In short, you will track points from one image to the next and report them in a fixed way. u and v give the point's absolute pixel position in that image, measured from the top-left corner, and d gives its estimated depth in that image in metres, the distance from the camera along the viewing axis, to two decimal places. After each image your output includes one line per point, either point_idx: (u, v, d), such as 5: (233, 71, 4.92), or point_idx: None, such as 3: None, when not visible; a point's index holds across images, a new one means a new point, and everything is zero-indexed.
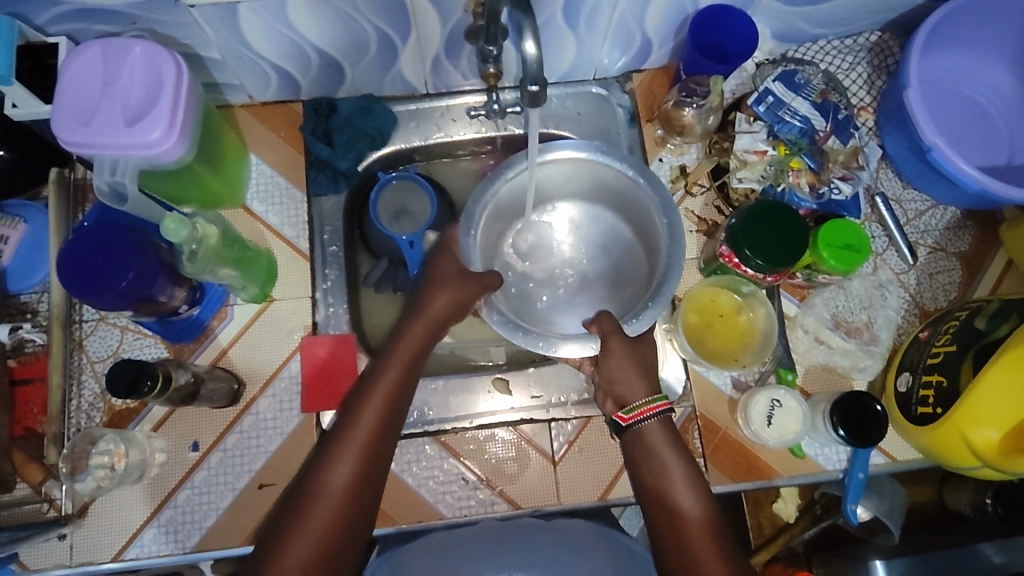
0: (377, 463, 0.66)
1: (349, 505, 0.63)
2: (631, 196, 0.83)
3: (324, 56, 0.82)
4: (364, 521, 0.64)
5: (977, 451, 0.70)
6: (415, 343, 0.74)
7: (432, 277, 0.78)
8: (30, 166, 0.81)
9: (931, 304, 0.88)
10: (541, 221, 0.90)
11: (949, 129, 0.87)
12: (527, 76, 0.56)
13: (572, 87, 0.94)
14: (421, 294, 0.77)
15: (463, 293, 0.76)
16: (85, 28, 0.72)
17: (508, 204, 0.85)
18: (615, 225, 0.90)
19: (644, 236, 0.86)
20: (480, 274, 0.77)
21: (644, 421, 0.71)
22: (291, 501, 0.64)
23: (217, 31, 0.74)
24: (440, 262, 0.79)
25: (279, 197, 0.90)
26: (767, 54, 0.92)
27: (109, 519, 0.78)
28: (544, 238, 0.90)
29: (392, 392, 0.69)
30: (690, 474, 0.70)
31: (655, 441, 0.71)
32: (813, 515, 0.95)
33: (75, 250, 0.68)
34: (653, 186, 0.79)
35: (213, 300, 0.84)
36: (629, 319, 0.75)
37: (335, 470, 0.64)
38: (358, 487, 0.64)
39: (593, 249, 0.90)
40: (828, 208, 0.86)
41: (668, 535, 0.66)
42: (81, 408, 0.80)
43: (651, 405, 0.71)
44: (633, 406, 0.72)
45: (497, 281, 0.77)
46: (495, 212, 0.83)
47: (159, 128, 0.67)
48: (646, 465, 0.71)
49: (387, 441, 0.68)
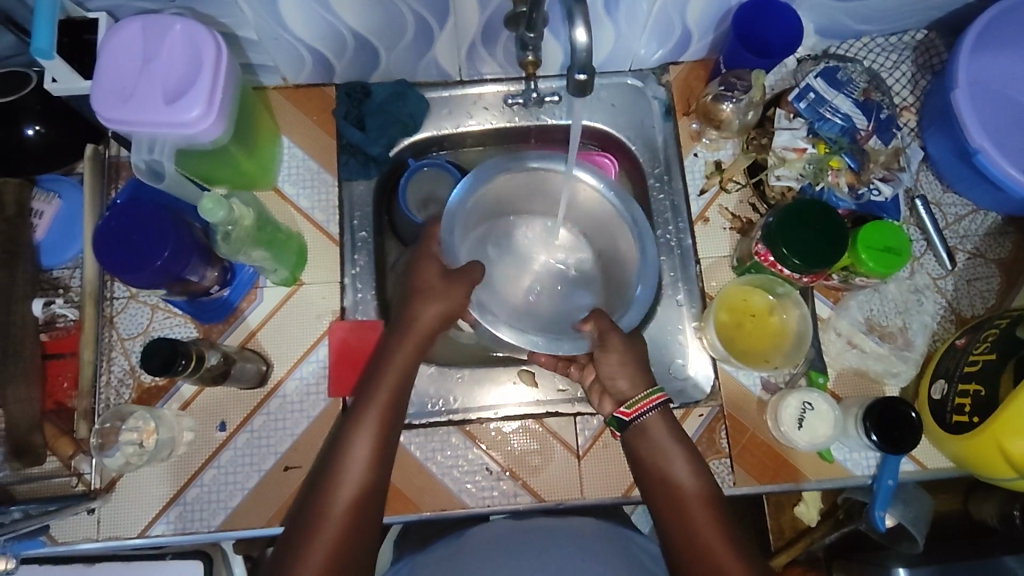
0: (387, 452, 0.68)
1: (365, 493, 0.66)
2: (604, 221, 0.85)
3: (360, 39, 0.81)
4: (377, 508, 0.66)
5: (1014, 462, 0.69)
6: (411, 349, 0.73)
7: (415, 286, 0.76)
8: (66, 142, 0.81)
9: (968, 311, 0.86)
10: (511, 234, 0.90)
11: (995, 132, 0.85)
12: (575, 64, 0.55)
13: (608, 78, 0.92)
14: (408, 304, 0.76)
15: (454, 301, 0.75)
16: (126, 4, 0.72)
17: (487, 206, 0.86)
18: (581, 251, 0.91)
19: (611, 262, 0.88)
20: (463, 268, 0.77)
21: (645, 414, 0.72)
22: (309, 494, 0.66)
23: (256, 10, 0.73)
24: (420, 270, 0.77)
25: (309, 181, 0.89)
26: (809, 49, 0.90)
27: (136, 495, 0.79)
28: (512, 252, 0.90)
29: (397, 384, 0.71)
30: (695, 467, 0.70)
31: (658, 435, 0.71)
32: (835, 520, 0.93)
33: (113, 227, 0.68)
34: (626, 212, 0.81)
35: (243, 282, 0.84)
36: (622, 317, 0.78)
37: (347, 463, 0.66)
38: (370, 475, 0.66)
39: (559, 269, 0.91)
40: (867, 208, 0.84)
41: (677, 533, 0.66)
42: (110, 384, 0.81)
43: (649, 398, 0.72)
44: (636, 399, 0.72)
45: (480, 272, 0.78)
46: (480, 204, 0.84)
47: (198, 107, 0.66)
48: (651, 461, 0.71)
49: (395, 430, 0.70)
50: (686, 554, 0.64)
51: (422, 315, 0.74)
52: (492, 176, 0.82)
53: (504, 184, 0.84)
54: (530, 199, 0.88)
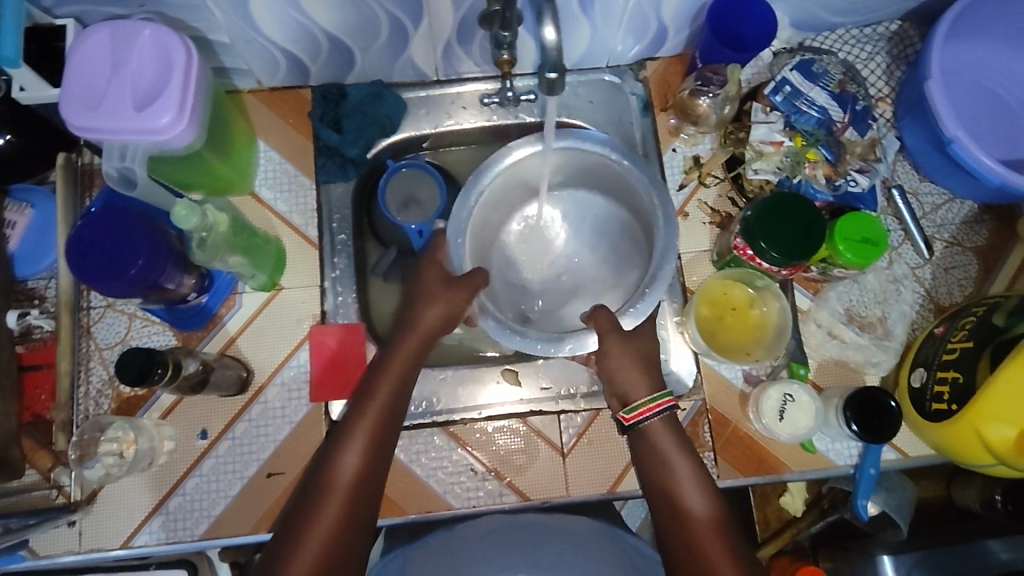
0: (381, 460, 0.68)
1: (355, 507, 0.65)
2: (620, 180, 0.82)
3: (334, 41, 0.80)
4: (366, 521, 0.65)
5: (993, 449, 0.69)
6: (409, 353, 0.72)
7: (420, 287, 0.76)
8: (38, 151, 0.80)
9: (946, 299, 0.87)
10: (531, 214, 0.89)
11: (969, 121, 0.86)
12: (546, 63, 0.55)
13: (585, 75, 0.92)
14: (409, 308, 0.75)
15: (454, 303, 0.74)
16: (93, 10, 0.71)
17: (496, 203, 0.84)
18: (607, 211, 0.89)
19: (636, 220, 0.85)
20: (466, 274, 0.75)
21: (648, 420, 0.70)
22: (298, 507, 0.65)
23: (226, 13, 0.72)
24: (424, 273, 0.77)
25: (287, 184, 0.89)
26: (785, 42, 0.90)
27: (117, 506, 0.78)
28: (536, 228, 0.89)
29: (392, 390, 0.70)
30: (697, 470, 0.69)
31: (662, 433, 0.70)
32: (820, 509, 0.94)
33: (85, 236, 0.68)
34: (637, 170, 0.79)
35: (221, 288, 0.84)
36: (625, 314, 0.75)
37: (337, 477, 0.65)
38: (361, 485, 0.65)
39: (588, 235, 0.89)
40: (845, 199, 0.85)
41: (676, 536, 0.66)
42: (89, 395, 0.80)
43: (656, 402, 0.70)
44: (636, 406, 0.70)
45: (483, 279, 0.75)
46: (490, 200, 0.82)
47: (169, 113, 0.66)
48: (653, 464, 0.69)
49: (390, 438, 0.69)
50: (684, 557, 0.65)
51: (421, 320, 0.74)
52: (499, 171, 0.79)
53: (511, 177, 0.82)
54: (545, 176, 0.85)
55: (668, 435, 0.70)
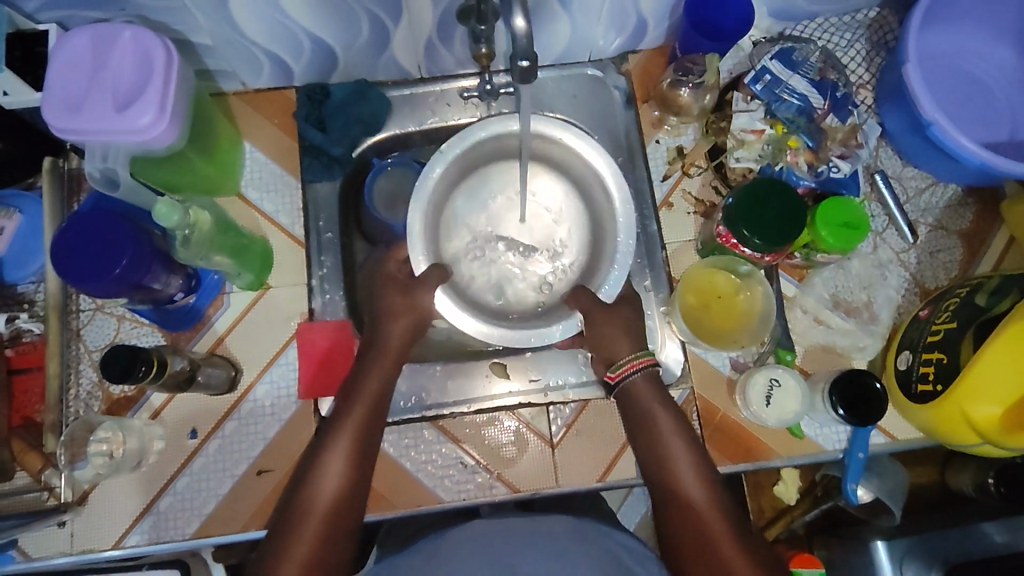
0: (363, 469, 0.70)
1: (336, 520, 0.67)
2: (590, 172, 0.85)
3: (315, 40, 0.81)
4: (348, 530, 0.68)
5: (978, 427, 0.70)
6: (383, 371, 0.75)
7: (382, 305, 0.79)
8: (24, 157, 0.81)
9: (932, 283, 0.87)
10: (494, 199, 0.91)
11: (950, 105, 0.86)
12: (516, 51, 0.55)
13: (567, 70, 0.93)
14: (378, 325, 0.78)
15: (418, 315, 0.79)
16: (74, 15, 0.72)
17: (442, 195, 0.86)
18: (569, 205, 0.91)
19: (597, 211, 0.88)
20: (421, 277, 0.79)
21: (630, 377, 0.75)
22: (280, 525, 0.67)
23: (206, 15, 0.73)
24: (384, 294, 0.80)
25: (273, 184, 0.89)
26: (764, 32, 0.91)
27: (109, 506, 0.78)
28: (497, 218, 0.90)
29: (374, 401, 0.73)
30: (682, 431, 0.73)
31: (645, 403, 0.74)
32: (814, 497, 0.96)
33: (69, 237, 0.68)
34: (607, 163, 0.82)
35: (209, 288, 0.84)
36: (601, 287, 0.82)
37: (315, 496, 0.68)
38: (343, 497, 0.68)
39: (549, 226, 0.91)
40: (827, 185, 0.85)
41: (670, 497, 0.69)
42: (79, 397, 0.81)
43: (638, 359, 0.75)
44: (620, 363, 0.75)
45: (440, 277, 0.79)
46: (453, 171, 0.85)
47: (149, 113, 0.66)
48: (641, 438, 0.73)
49: (371, 448, 0.72)
50: (678, 523, 0.68)
51: (391, 336, 0.77)
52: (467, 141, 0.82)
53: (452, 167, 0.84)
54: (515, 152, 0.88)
55: (653, 396, 0.74)
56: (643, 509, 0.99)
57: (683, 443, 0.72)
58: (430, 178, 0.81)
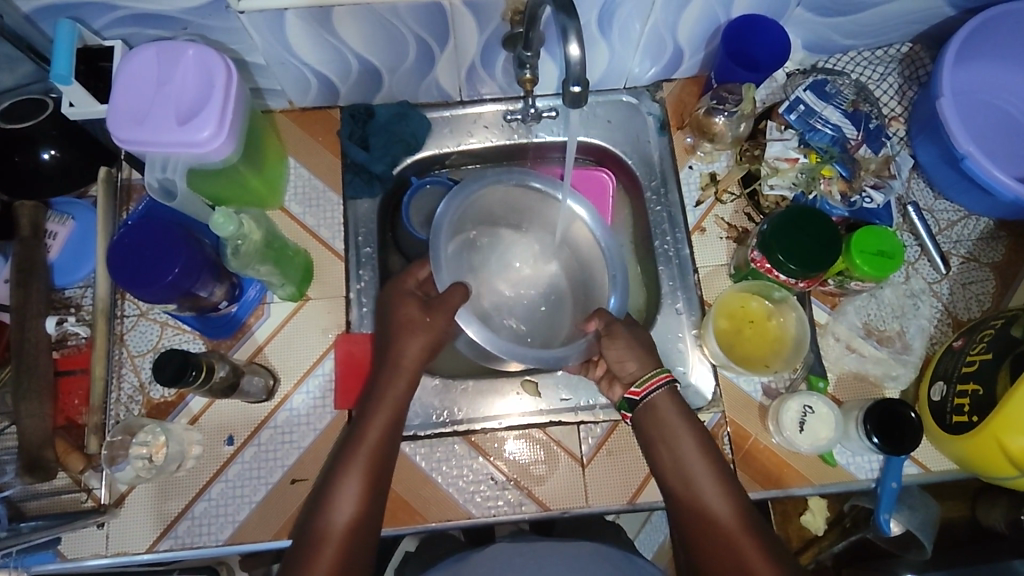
0: (376, 493, 0.72)
1: (349, 550, 0.68)
2: (589, 253, 0.89)
3: (364, 63, 0.84)
4: (365, 548, 0.70)
5: (1014, 460, 0.69)
6: (402, 384, 0.77)
7: (396, 321, 0.79)
8: (82, 166, 0.85)
9: (965, 314, 0.87)
10: (496, 241, 0.93)
11: (983, 139, 0.87)
12: (570, 77, 0.58)
13: (603, 96, 0.95)
14: (392, 340, 0.78)
15: (435, 334, 0.78)
16: (139, 32, 0.75)
17: (465, 231, 0.89)
18: (557, 278, 0.93)
19: (587, 277, 0.90)
20: (443, 293, 0.79)
21: (653, 392, 0.75)
22: (294, 553, 0.68)
23: (264, 37, 0.76)
24: (399, 306, 0.79)
25: (315, 200, 0.92)
26: (797, 64, 0.93)
27: (146, 510, 0.80)
28: (499, 263, 0.93)
29: (381, 432, 0.74)
30: (703, 445, 0.74)
31: (668, 420, 0.75)
32: (842, 527, 0.93)
33: (128, 245, 0.71)
34: (604, 244, 0.86)
35: (249, 301, 0.86)
36: (610, 300, 0.85)
37: (334, 514, 0.69)
38: (354, 524, 0.69)
39: (544, 281, 0.93)
40: (860, 215, 0.86)
41: (687, 503, 0.72)
42: (120, 401, 0.82)
43: (654, 377, 0.75)
44: (642, 379, 0.76)
45: (460, 296, 0.78)
46: (470, 212, 0.87)
47: (209, 127, 0.69)
48: (664, 456, 0.75)
49: (383, 474, 0.73)
50: (697, 529, 0.71)
51: (402, 357, 0.77)
52: (488, 186, 0.86)
53: (472, 207, 0.87)
54: (524, 213, 0.91)
55: (675, 411, 0.75)
56: (660, 536, 1.01)
57: (708, 460, 0.73)
58: (450, 209, 0.83)
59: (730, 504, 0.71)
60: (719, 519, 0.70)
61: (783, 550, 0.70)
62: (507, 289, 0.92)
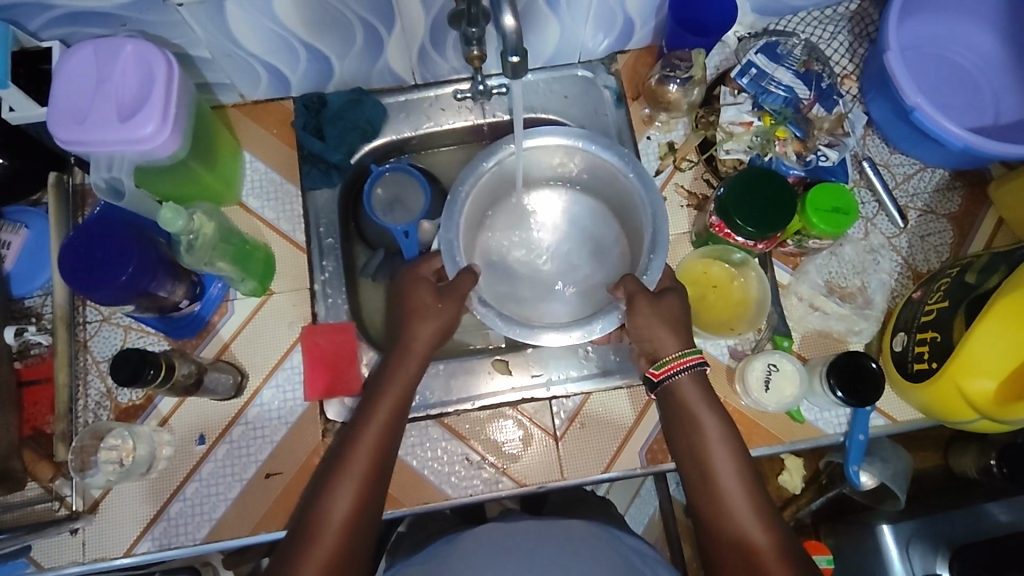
0: (374, 495, 0.70)
1: (343, 552, 0.67)
2: (627, 198, 0.84)
3: (312, 50, 0.83)
4: (361, 550, 0.68)
5: (973, 403, 0.71)
6: (406, 381, 0.76)
7: (408, 306, 0.79)
8: (31, 172, 0.83)
9: (924, 265, 0.88)
10: (520, 209, 0.91)
11: (933, 93, 0.88)
12: (507, 47, 0.58)
13: (557, 71, 0.95)
14: (403, 325, 0.79)
15: (445, 319, 0.78)
16: (77, 32, 0.74)
17: (477, 210, 0.86)
18: (600, 214, 0.91)
19: (630, 225, 0.87)
20: (454, 280, 0.77)
21: (676, 374, 0.74)
22: (288, 549, 0.67)
23: (206, 29, 0.75)
24: (415, 290, 0.79)
25: (274, 193, 0.91)
26: (749, 27, 0.93)
27: (120, 514, 0.79)
28: (520, 227, 0.91)
29: (383, 435, 0.72)
30: (725, 427, 0.73)
31: (688, 401, 0.74)
32: (819, 485, 0.96)
33: (80, 248, 0.69)
34: (639, 187, 0.80)
35: (213, 297, 0.86)
36: (647, 265, 0.77)
37: (329, 514, 0.68)
38: (349, 533, 0.68)
39: (582, 231, 0.92)
40: (816, 173, 0.87)
41: (697, 481, 0.72)
42: (88, 407, 0.82)
43: (684, 358, 0.74)
44: (664, 360, 0.74)
45: (470, 282, 0.77)
46: (483, 192, 0.84)
47: (152, 122, 0.68)
48: (683, 439, 0.74)
49: (383, 475, 0.71)
50: (704, 506, 0.71)
51: (410, 349, 0.77)
52: (502, 156, 0.81)
53: (484, 185, 0.83)
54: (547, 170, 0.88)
55: (696, 393, 0.74)
56: (649, 510, 1.02)
57: (728, 445, 0.72)
58: (462, 193, 0.80)
59: (745, 489, 0.70)
60: (728, 498, 0.70)
61: (796, 545, 0.68)
62: (531, 252, 0.91)
